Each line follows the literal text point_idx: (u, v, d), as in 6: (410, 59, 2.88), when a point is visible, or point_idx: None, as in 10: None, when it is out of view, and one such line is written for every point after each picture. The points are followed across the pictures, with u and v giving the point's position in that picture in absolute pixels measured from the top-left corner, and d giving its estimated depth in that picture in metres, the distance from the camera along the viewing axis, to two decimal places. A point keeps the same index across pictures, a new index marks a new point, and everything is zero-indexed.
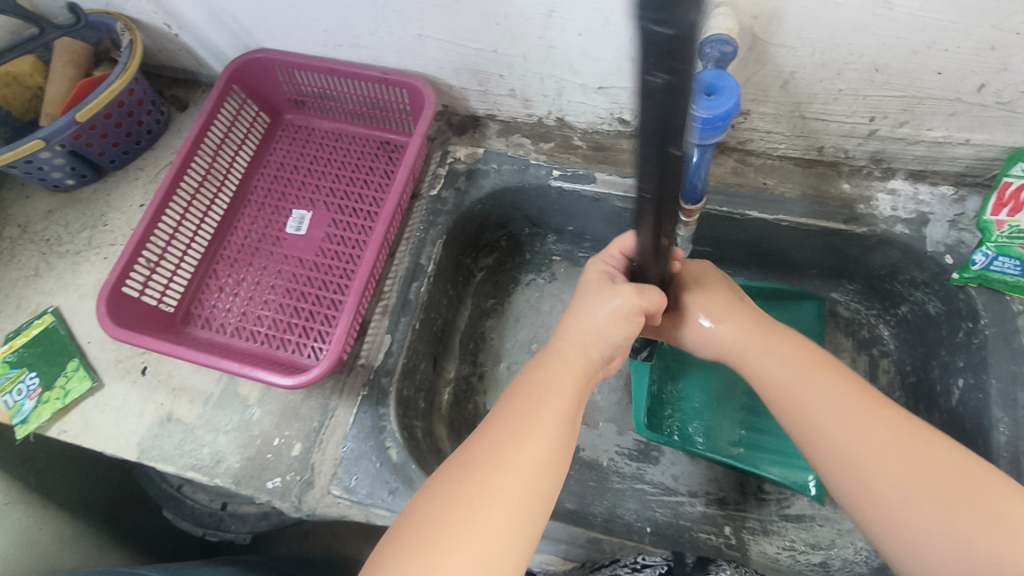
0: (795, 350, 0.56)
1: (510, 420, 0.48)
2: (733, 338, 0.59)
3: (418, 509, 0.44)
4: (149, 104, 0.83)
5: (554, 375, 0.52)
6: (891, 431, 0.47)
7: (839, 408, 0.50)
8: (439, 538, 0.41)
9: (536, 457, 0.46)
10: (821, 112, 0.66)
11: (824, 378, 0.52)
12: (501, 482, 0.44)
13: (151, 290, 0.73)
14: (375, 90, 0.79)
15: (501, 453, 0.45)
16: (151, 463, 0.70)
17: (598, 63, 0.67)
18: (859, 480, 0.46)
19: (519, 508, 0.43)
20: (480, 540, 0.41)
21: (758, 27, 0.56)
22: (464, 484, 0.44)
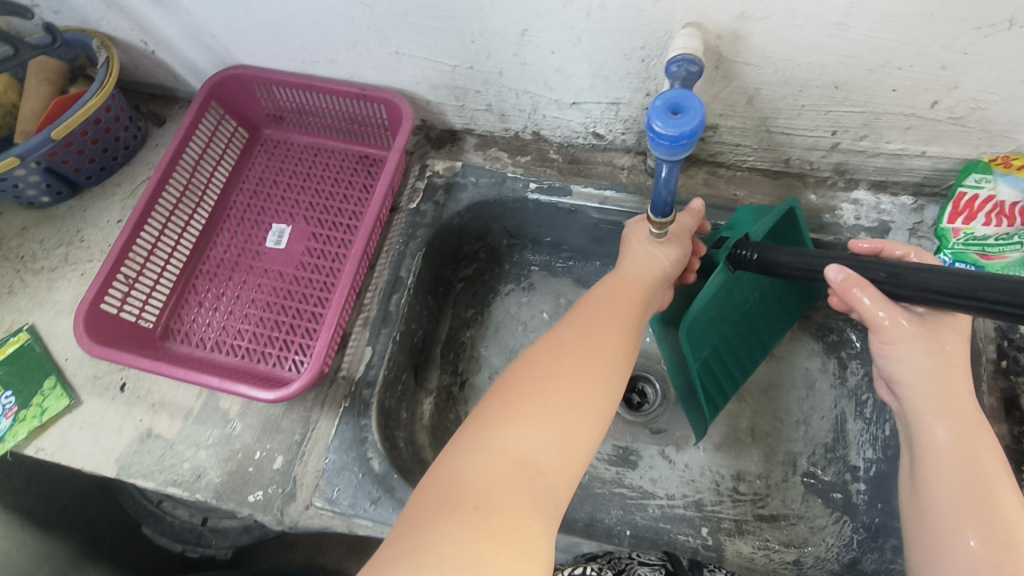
0: (967, 415, 0.52)
1: (591, 323, 0.52)
2: (924, 381, 0.54)
3: (505, 387, 0.48)
4: (126, 120, 0.83)
5: (622, 290, 0.56)
6: (1003, 522, 0.47)
7: (969, 482, 0.49)
8: (524, 408, 0.46)
9: (607, 354, 0.50)
10: (786, 126, 0.69)
11: (976, 456, 0.50)
12: (579, 371, 0.48)
13: (129, 306, 0.73)
14: (354, 105, 0.80)
15: (579, 347, 0.50)
16: (130, 479, 0.70)
17: (571, 79, 0.69)
18: (929, 530, 0.49)
19: (592, 396, 0.47)
20: (562, 418, 0.45)
21: (723, 46, 0.59)
22: (549, 368, 0.48)
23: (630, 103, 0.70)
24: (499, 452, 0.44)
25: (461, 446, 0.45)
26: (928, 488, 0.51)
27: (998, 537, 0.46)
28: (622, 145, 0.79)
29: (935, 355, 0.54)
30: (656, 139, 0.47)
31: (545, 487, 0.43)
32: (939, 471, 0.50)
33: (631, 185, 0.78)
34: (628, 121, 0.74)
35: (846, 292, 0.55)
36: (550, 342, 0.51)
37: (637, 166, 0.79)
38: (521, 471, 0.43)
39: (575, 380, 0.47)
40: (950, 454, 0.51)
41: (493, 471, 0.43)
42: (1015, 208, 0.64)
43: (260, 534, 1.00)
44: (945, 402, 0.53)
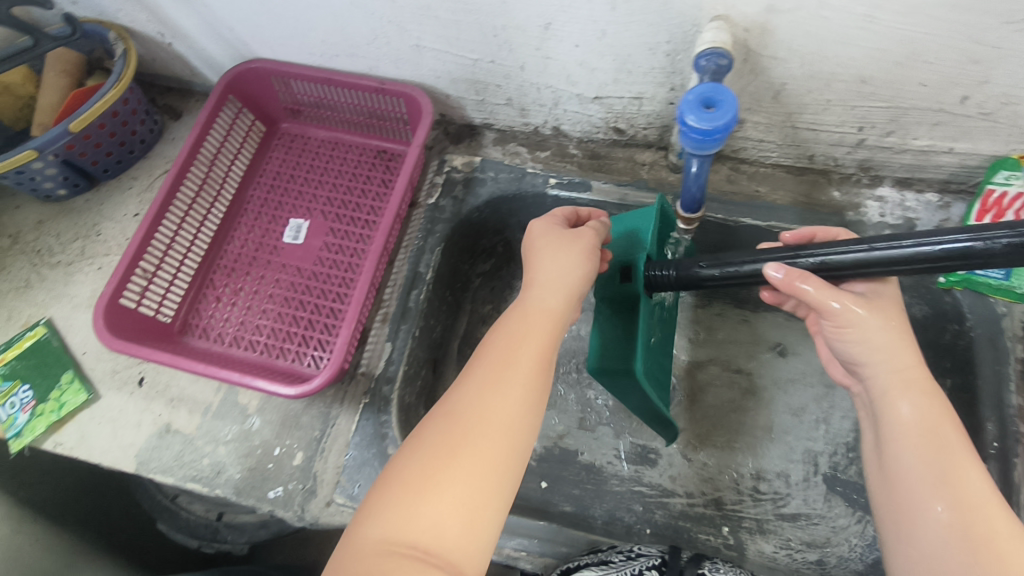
0: (928, 389, 0.51)
1: (496, 372, 0.50)
2: (887, 357, 0.52)
3: (407, 455, 0.46)
4: (143, 113, 0.82)
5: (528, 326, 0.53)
6: (967, 497, 0.45)
7: (938, 460, 0.47)
8: (422, 483, 0.44)
9: (513, 408, 0.48)
10: (812, 122, 0.68)
11: (940, 431, 0.48)
12: (482, 433, 0.46)
13: (148, 301, 0.73)
14: (372, 99, 0.79)
15: (485, 406, 0.47)
16: (150, 475, 0.70)
17: (593, 74, 0.68)
18: (899, 507, 0.48)
19: (496, 457, 0.46)
20: (461, 491, 0.44)
21: (751, 40, 0.58)
22: (448, 435, 0.46)
23: (653, 98, 0.70)
24: (397, 532, 0.42)
25: (361, 523, 0.44)
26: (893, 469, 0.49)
27: (964, 513, 0.44)
28: (643, 140, 0.78)
29: (885, 331, 0.52)
30: (688, 133, 0.47)
31: (449, 565, 0.41)
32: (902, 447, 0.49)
33: (653, 181, 0.77)
34: (651, 116, 0.73)
35: (790, 286, 0.54)
36: (456, 398, 0.49)
37: (658, 162, 0.78)
38: (422, 554, 0.41)
39: (478, 445, 0.46)
40: (914, 431, 0.49)
41: (390, 555, 0.41)
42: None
43: (279, 529, 0.97)
44: (905, 377, 0.51)
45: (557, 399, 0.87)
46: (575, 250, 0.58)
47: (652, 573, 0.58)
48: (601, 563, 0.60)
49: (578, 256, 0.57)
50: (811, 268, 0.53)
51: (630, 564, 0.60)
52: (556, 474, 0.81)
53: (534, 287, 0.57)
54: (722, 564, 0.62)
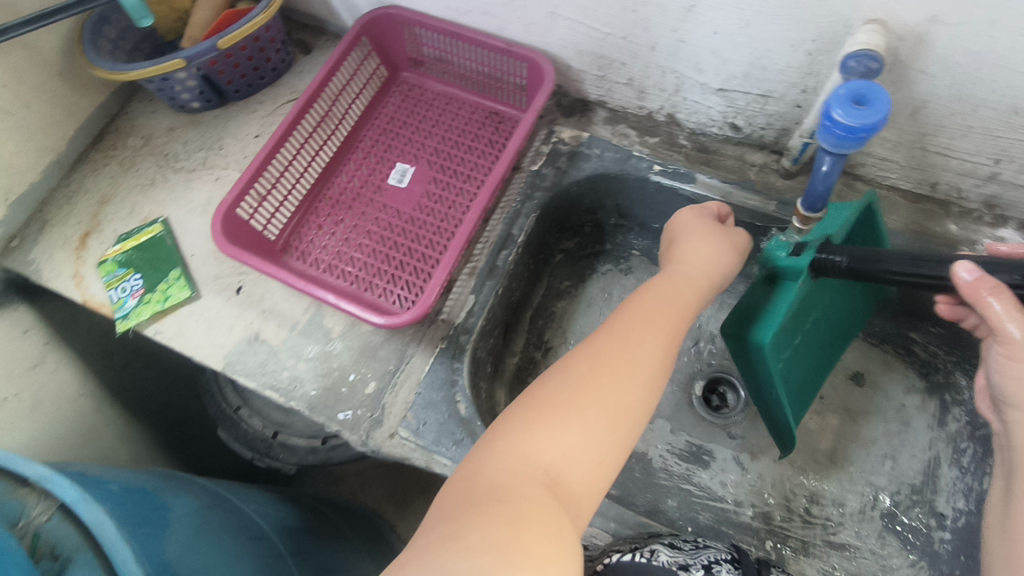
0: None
1: (633, 332, 0.52)
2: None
3: (544, 390, 0.48)
4: (279, 43, 0.87)
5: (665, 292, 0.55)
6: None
7: None
8: (561, 415, 0.46)
9: (646, 371, 0.50)
10: (945, 146, 0.65)
11: None
12: (618, 386, 0.48)
13: (258, 217, 0.77)
14: (496, 60, 0.81)
15: (620, 361, 0.49)
16: (234, 376, 0.74)
17: (724, 64, 0.67)
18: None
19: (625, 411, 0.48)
20: (592, 431, 0.46)
21: (903, 49, 0.56)
22: (587, 379, 0.48)
23: (780, 98, 0.68)
24: (531, 456, 0.44)
25: (495, 440, 0.46)
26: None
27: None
28: (757, 141, 0.77)
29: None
30: (831, 127, 0.46)
31: (572, 501, 0.43)
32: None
33: (759, 183, 0.76)
34: (772, 116, 0.72)
35: (975, 296, 0.49)
36: (591, 349, 0.51)
37: (768, 165, 0.77)
38: (552, 482, 0.43)
39: (612, 395, 0.48)
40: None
41: (525, 474, 0.43)
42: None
43: (327, 458, 1.01)
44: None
45: None
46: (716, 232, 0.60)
47: (723, 568, 0.57)
48: (672, 545, 0.61)
49: (720, 245, 0.59)
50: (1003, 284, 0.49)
51: (700, 554, 0.59)
52: None
53: (675, 259, 0.59)
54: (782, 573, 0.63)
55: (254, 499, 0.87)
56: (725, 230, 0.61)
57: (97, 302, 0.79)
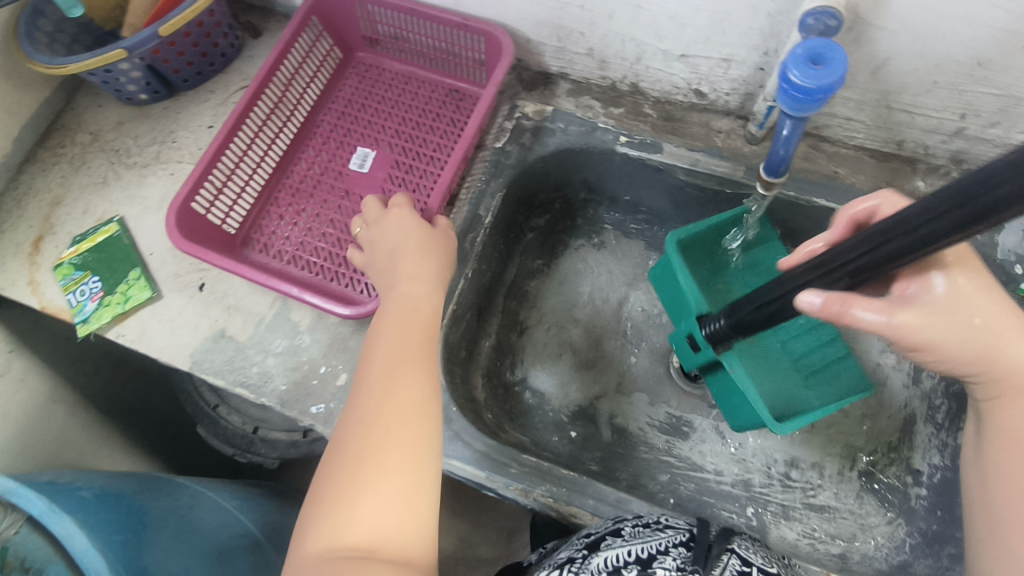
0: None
1: (389, 366, 0.52)
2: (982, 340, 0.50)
3: (335, 461, 0.48)
4: (226, 27, 0.83)
5: (409, 314, 0.57)
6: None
7: None
8: (356, 483, 0.46)
9: (412, 394, 0.50)
10: (909, 103, 0.64)
11: None
12: (393, 425, 0.49)
13: (216, 210, 0.74)
14: (453, 35, 0.78)
15: (390, 399, 0.50)
16: (202, 375, 0.73)
17: (685, 29, 0.65)
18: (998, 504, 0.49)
19: (409, 440, 0.48)
20: (394, 476, 0.47)
21: (863, 6, 0.54)
22: (363, 435, 0.49)
23: (743, 61, 0.67)
24: (340, 536, 0.44)
25: (302, 540, 0.46)
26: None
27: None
28: (723, 107, 0.75)
29: (993, 318, 0.49)
30: (788, 90, 0.45)
31: (396, 554, 0.45)
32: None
33: (726, 150, 0.75)
34: (736, 81, 0.70)
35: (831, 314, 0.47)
36: (362, 402, 0.51)
37: (735, 131, 0.75)
38: (367, 551, 0.44)
39: (388, 437, 0.48)
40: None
41: (338, 560, 0.44)
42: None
43: (309, 450, 1.01)
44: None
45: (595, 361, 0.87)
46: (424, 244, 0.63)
47: (678, 549, 0.53)
48: (630, 533, 0.57)
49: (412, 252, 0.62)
50: (843, 289, 0.46)
51: (656, 538, 0.55)
52: (584, 432, 0.81)
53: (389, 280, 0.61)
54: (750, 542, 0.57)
55: (236, 495, 0.86)
56: (410, 229, 0.64)
57: (55, 307, 0.76)
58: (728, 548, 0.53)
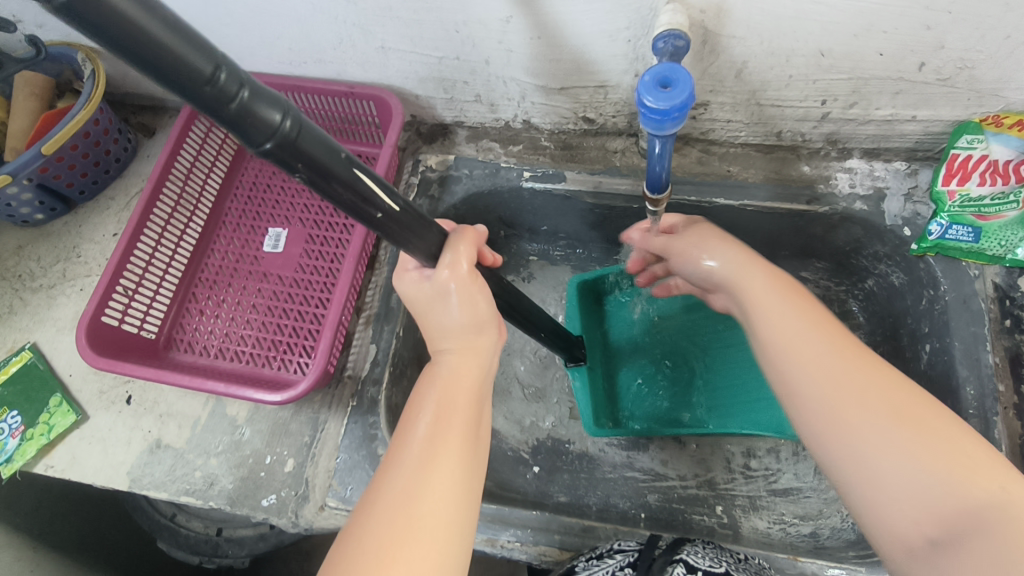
0: (783, 287, 0.54)
1: (434, 430, 0.46)
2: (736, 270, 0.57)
3: (353, 546, 0.41)
4: (115, 132, 0.82)
5: (460, 363, 0.50)
6: (856, 373, 0.46)
7: (820, 346, 0.49)
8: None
9: (459, 463, 0.45)
10: (775, 98, 0.69)
11: (808, 313, 0.51)
12: (434, 485, 0.43)
13: (131, 318, 0.73)
14: (344, 104, 0.80)
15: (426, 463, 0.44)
16: (143, 491, 0.70)
17: (557, 65, 0.68)
18: (805, 403, 0.48)
19: (451, 504, 0.43)
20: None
21: (708, 21, 0.59)
22: (391, 508, 0.42)
23: (619, 85, 0.70)
24: None
25: None
26: (797, 380, 0.48)
27: (854, 387, 0.46)
28: (613, 128, 0.78)
29: (743, 263, 0.57)
30: (647, 114, 0.48)
31: None
32: (794, 339, 0.50)
33: (625, 168, 0.78)
34: (618, 103, 0.73)
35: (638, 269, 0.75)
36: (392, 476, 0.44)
37: (629, 148, 0.78)
38: None
39: (428, 511, 0.42)
40: (793, 307, 0.52)
41: None
42: (1009, 166, 0.63)
43: (279, 541, 0.97)
44: (746, 269, 0.56)
45: (545, 393, 0.87)
46: (434, 294, 0.50)
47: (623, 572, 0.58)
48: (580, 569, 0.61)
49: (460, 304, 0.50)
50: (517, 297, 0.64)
51: (604, 566, 0.60)
52: (547, 464, 0.81)
53: (429, 322, 0.52)
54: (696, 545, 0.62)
55: None
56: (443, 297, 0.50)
57: None
58: (671, 560, 0.58)
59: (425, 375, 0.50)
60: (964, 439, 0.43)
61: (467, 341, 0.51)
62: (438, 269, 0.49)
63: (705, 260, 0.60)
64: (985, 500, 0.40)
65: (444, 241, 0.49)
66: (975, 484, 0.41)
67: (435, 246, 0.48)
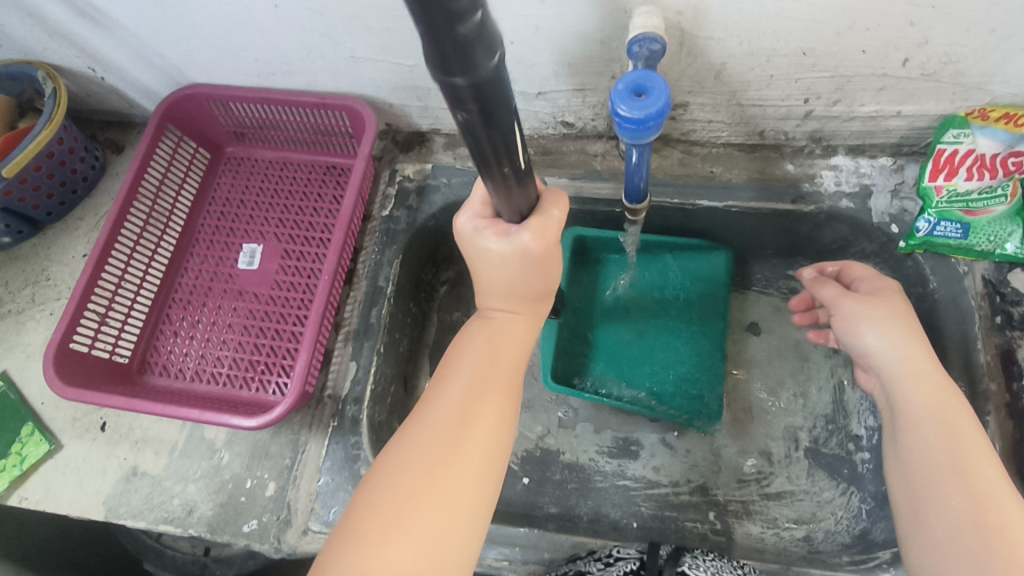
0: (940, 403, 0.51)
1: (478, 374, 0.49)
2: (895, 349, 0.55)
3: (383, 478, 0.45)
4: (82, 150, 0.80)
5: (511, 324, 0.52)
6: (998, 516, 0.44)
7: (947, 457, 0.48)
8: (399, 518, 0.42)
9: (496, 410, 0.48)
10: (757, 98, 0.67)
11: (953, 419, 0.50)
12: (473, 438, 0.46)
13: (101, 342, 0.71)
14: (315, 115, 0.77)
15: (467, 410, 0.47)
16: (120, 521, 0.68)
17: (533, 70, 0.66)
18: (918, 505, 0.48)
19: (484, 449, 0.46)
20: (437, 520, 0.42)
21: (685, 22, 0.57)
22: (431, 442, 0.46)
23: (597, 88, 0.68)
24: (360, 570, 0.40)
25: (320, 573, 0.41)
26: (924, 482, 0.48)
27: (985, 527, 0.44)
28: (593, 132, 0.76)
29: (905, 352, 0.55)
30: (621, 123, 0.47)
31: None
32: (930, 445, 0.49)
33: (606, 171, 0.76)
34: (596, 106, 0.72)
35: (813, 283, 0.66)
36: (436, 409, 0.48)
37: (610, 152, 0.77)
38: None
39: (465, 455, 0.45)
40: (939, 408, 0.51)
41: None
42: (996, 159, 0.62)
43: (268, 559, 0.95)
44: (920, 372, 0.54)
45: (533, 402, 0.85)
46: (509, 253, 0.45)
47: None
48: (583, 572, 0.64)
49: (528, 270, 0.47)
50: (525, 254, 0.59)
51: (609, 571, 0.64)
52: (536, 475, 0.80)
53: (483, 274, 0.49)
54: (697, 554, 0.67)
55: None
56: (512, 260, 0.46)
57: None
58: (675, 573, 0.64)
59: (473, 325, 0.53)
60: None
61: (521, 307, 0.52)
62: (522, 229, 0.43)
63: (865, 332, 0.57)
64: None
65: (534, 203, 0.43)
66: None
67: (526, 202, 0.42)
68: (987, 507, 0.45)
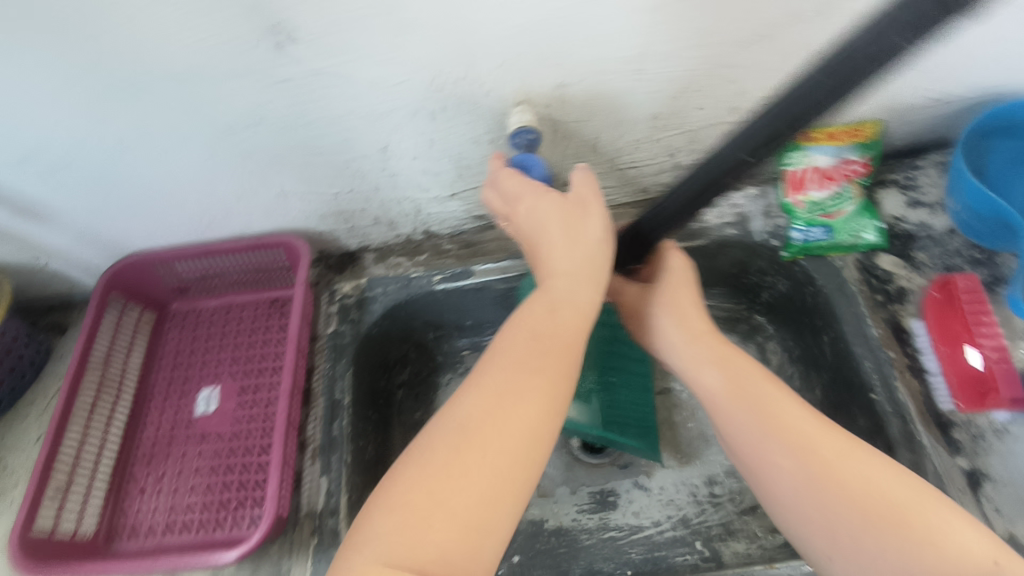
0: (733, 376, 0.61)
1: (509, 363, 0.54)
2: (675, 341, 0.67)
3: (416, 458, 0.49)
4: (26, 337, 0.82)
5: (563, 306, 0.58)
6: (816, 457, 0.53)
7: (756, 419, 0.57)
8: (441, 487, 0.46)
9: (538, 384, 0.53)
10: (632, 161, 0.79)
11: (746, 385, 0.60)
12: (518, 409, 0.51)
13: (67, 517, 0.71)
14: (251, 257, 0.84)
15: (495, 401, 0.51)
16: None
17: (439, 175, 0.76)
18: (752, 456, 0.57)
19: (527, 430, 0.50)
20: (487, 477, 0.47)
21: (553, 112, 0.68)
22: (457, 431, 0.50)
23: None
24: (397, 553, 0.44)
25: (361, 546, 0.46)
26: (749, 439, 0.57)
27: (814, 475, 0.52)
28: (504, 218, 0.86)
29: (694, 337, 0.65)
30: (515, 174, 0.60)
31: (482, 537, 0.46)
32: (738, 412, 0.58)
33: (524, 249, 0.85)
34: None
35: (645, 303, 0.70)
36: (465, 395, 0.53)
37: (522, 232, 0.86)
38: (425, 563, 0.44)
39: (499, 436, 0.49)
40: (731, 379, 0.61)
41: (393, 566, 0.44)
42: (831, 170, 0.77)
43: None
44: (695, 359, 0.64)
45: None
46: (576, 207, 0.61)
47: None
48: None
49: (566, 222, 0.60)
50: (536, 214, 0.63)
51: None
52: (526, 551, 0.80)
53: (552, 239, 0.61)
54: None
55: None
56: (567, 220, 0.60)
57: None
58: None
59: (513, 318, 0.58)
60: (895, 487, 0.50)
61: (574, 275, 0.59)
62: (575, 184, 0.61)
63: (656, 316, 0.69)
64: (906, 552, 0.47)
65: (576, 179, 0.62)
66: (900, 533, 0.47)
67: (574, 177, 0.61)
68: (817, 466, 0.52)
